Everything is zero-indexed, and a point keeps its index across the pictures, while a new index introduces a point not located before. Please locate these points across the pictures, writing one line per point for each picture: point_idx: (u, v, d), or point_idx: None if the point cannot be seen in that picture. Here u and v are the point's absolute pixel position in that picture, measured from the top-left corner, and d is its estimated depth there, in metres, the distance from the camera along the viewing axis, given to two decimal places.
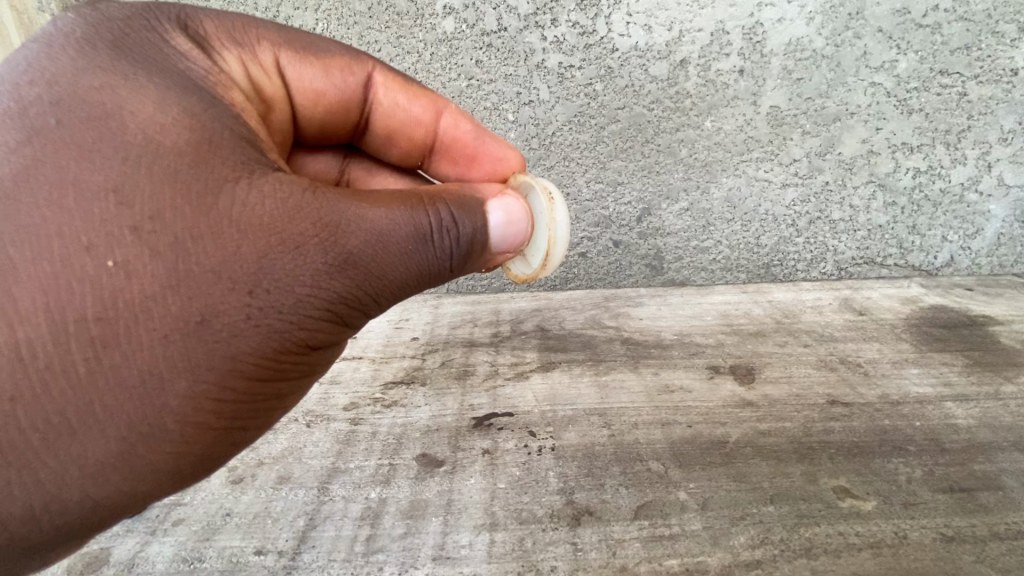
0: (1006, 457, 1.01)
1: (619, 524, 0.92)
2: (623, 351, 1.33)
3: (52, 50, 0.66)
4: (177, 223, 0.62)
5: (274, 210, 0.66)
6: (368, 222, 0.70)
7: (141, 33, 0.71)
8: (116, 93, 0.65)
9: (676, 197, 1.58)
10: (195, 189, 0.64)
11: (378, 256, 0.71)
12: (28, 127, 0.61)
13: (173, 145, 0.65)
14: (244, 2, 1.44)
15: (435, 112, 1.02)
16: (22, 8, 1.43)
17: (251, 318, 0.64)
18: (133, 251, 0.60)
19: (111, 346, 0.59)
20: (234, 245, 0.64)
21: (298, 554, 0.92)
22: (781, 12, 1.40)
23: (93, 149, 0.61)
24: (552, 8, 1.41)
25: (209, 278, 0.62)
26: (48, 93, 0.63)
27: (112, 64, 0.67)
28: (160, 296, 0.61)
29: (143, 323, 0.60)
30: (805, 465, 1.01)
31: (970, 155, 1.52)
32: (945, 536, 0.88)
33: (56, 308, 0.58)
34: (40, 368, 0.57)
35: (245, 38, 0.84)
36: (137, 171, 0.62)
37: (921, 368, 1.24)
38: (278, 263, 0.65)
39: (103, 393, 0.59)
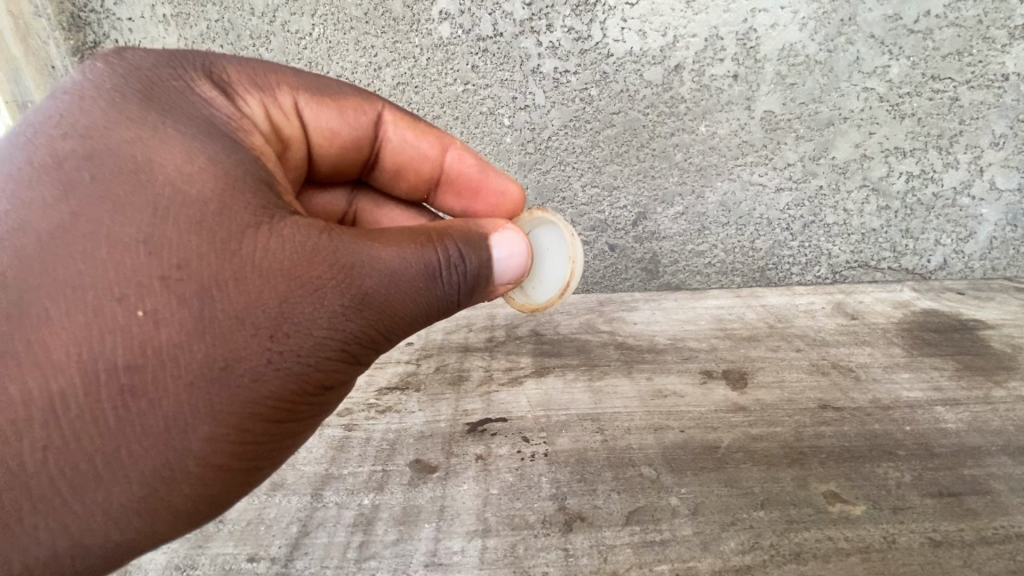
0: (994, 461, 1.02)
1: (610, 530, 0.93)
2: (617, 356, 1.33)
3: (83, 101, 0.68)
4: (203, 270, 0.63)
5: (292, 253, 0.67)
6: (383, 262, 0.71)
7: (167, 81, 0.73)
8: (144, 144, 0.66)
9: (671, 202, 1.59)
10: (219, 235, 0.65)
11: (392, 296, 0.71)
12: (61, 180, 0.63)
13: (198, 193, 0.65)
14: (240, 8, 1.44)
15: (443, 148, 1.03)
16: (18, 13, 1.43)
17: (271, 363, 0.65)
18: (162, 300, 0.61)
19: (138, 394, 0.60)
20: (256, 290, 0.65)
21: (291, 561, 0.92)
22: (774, 18, 1.41)
23: (123, 200, 0.63)
24: (547, 13, 1.41)
25: (232, 323, 0.63)
26: (79, 145, 0.65)
27: (139, 113, 0.68)
28: (187, 343, 0.62)
29: (170, 370, 0.61)
30: (796, 470, 1.01)
31: (962, 160, 1.53)
32: (933, 540, 0.89)
33: (87, 358, 0.59)
34: (72, 417, 0.59)
35: (265, 79, 0.84)
36: (165, 221, 0.63)
37: (912, 372, 1.25)
38: (298, 306, 0.66)
39: (129, 440, 0.60)
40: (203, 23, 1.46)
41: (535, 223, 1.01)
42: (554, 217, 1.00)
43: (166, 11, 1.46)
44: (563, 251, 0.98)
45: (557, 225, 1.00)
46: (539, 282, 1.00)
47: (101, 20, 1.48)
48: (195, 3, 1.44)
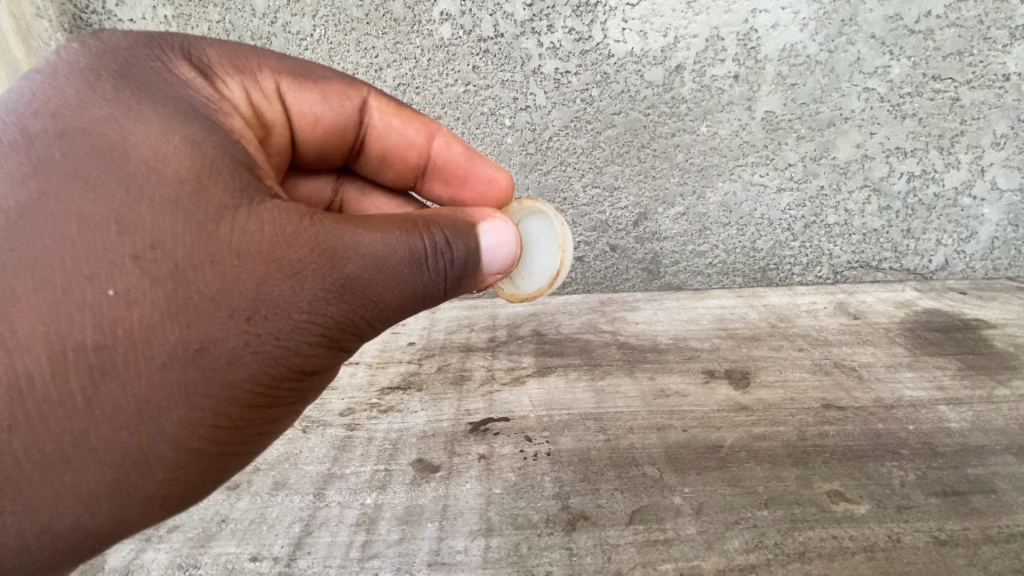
0: (998, 460, 1.02)
1: (614, 529, 0.92)
2: (619, 356, 1.33)
3: (58, 83, 0.67)
4: (178, 252, 0.63)
5: (272, 235, 0.66)
6: (365, 246, 0.70)
7: (145, 61, 0.72)
8: (119, 123, 0.66)
9: (673, 202, 1.59)
10: (195, 217, 0.64)
11: (373, 281, 0.71)
12: (32, 160, 0.63)
13: (173, 174, 0.65)
14: (241, 9, 1.45)
15: (430, 134, 1.03)
16: (20, 14, 1.44)
17: (248, 346, 0.65)
18: (135, 282, 0.61)
19: (108, 375, 0.60)
20: (233, 273, 0.64)
21: (294, 560, 0.92)
22: (775, 19, 1.41)
23: (95, 179, 0.63)
24: (548, 14, 1.42)
25: (207, 306, 0.63)
26: (52, 125, 0.65)
27: (115, 93, 0.67)
28: (159, 325, 0.62)
29: (142, 352, 0.61)
30: (800, 469, 1.01)
31: (963, 160, 1.53)
32: (938, 539, 0.89)
33: (55, 337, 0.60)
34: (39, 396, 0.59)
35: (246, 63, 0.84)
36: (139, 203, 0.63)
37: (915, 371, 1.24)
38: (276, 290, 0.66)
39: (99, 423, 0.61)
40: (204, 24, 1.46)
41: (525, 212, 1.02)
42: (538, 208, 1.01)
43: (166, 12, 1.46)
44: (552, 242, 0.99)
45: (549, 216, 1.00)
46: (529, 272, 1.01)
47: (103, 21, 1.48)
48: (196, 3, 1.45)
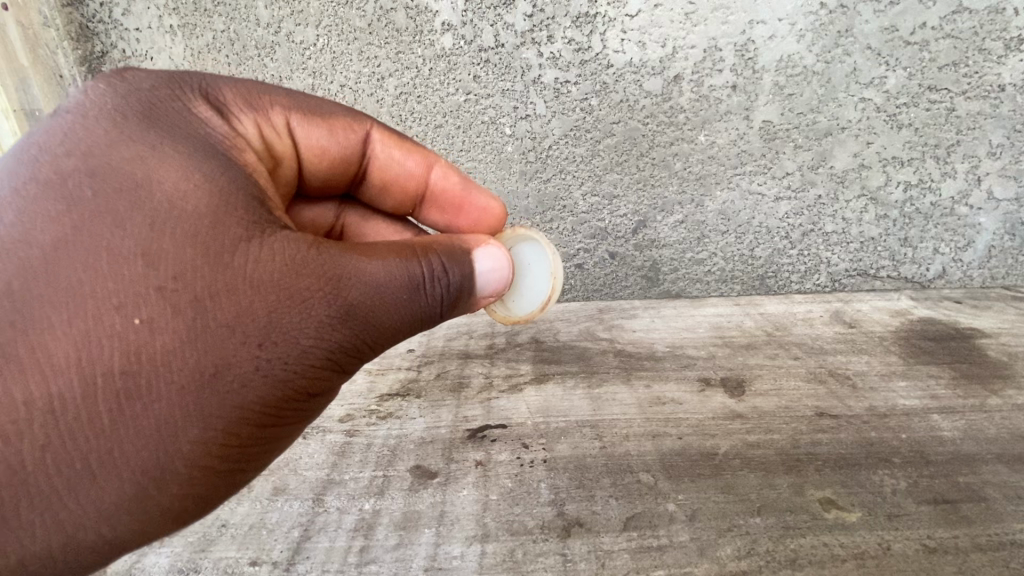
0: (990, 468, 1.03)
1: (608, 535, 0.94)
2: (616, 363, 1.35)
3: (85, 119, 0.69)
4: (197, 283, 0.65)
5: (283, 266, 0.69)
6: (368, 276, 0.72)
7: (166, 101, 0.75)
8: (144, 162, 0.68)
9: (671, 211, 1.61)
10: (213, 249, 0.67)
11: (375, 307, 0.73)
12: (62, 194, 0.64)
13: (194, 211, 0.67)
14: (246, 18, 1.47)
15: (428, 165, 1.05)
16: (27, 23, 1.45)
17: (259, 370, 0.67)
18: (158, 310, 0.63)
19: (133, 398, 0.62)
20: (246, 301, 0.67)
21: (292, 565, 0.93)
22: (772, 30, 1.42)
23: (123, 214, 0.65)
24: (548, 25, 1.43)
25: (223, 332, 0.65)
26: (80, 161, 0.66)
27: (140, 133, 0.70)
28: (179, 350, 0.63)
29: (164, 375, 0.63)
30: (793, 476, 1.02)
31: (959, 170, 1.55)
32: (928, 547, 0.90)
33: (86, 363, 0.61)
34: (69, 418, 0.61)
35: (258, 100, 0.86)
36: (161, 236, 0.65)
37: (909, 380, 1.26)
38: (286, 316, 0.68)
39: (123, 441, 0.62)
40: (209, 34, 1.49)
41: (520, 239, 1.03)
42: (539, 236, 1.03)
43: (173, 21, 1.49)
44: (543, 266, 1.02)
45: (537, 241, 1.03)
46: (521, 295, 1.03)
47: (109, 31, 1.51)
48: (202, 13, 1.47)
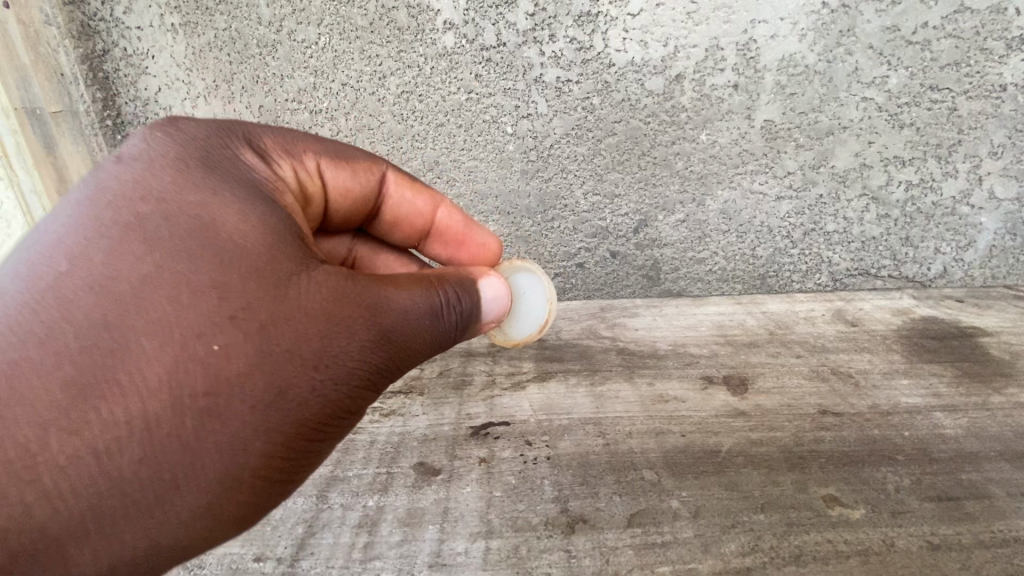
0: (992, 466, 1.03)
1: (612, 532, 0.94)
2: (618, 361, 1.35)
3: (151, 168, 0.73)
4: (264, 309, 0.68)
5: (332, 294, 0.72)
6: (401, 305, 0.76)
7: (219, 150, 0.79)
8: (208, 203, 0.72)
9: (672, 210, 1.61)
10: (274, 279, 0.69)
11: (411, 333, 0.76)
12: (141, 233, 0.67)
13: (257, 246, 0.70)
14: (247, 17, 1.47)
15: (435, 204, 1.07)
16: (28, 21, 1.45)
17: (317, 389, 0.69)
18: (232, 336, 0.66)
19: (212, 417, 0.64)
20: (305, 326, 0.69)
21: (297, 561, 0.94)
22: (774, 29, 1.42)
23: (195, 249, 0.68)
24: (550, 24, 1.43)
25: (288, 355, 0.68)
26: (151, 205, 0.70)
27: (202, 178, 0.74)
28: (251, 371, 0.66)
29: (237, 395, 0.65)
30: (796, 474, 1.02)
31: (961, 169, 1.55)
32: (932, 544, 0.90)
33: (170, 386, 0.63)
34: (156, 438, 0.62)
35: (286, 144, 0.87)
36: (229, 268, 0.68)
37: (911, 379, 1.26)
38: (338, 339, 0.70)
39: (202, 456, 0.64)
40: (211, 32, 1.49)
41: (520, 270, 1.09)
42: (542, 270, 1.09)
43: (174, 20, 1.49)
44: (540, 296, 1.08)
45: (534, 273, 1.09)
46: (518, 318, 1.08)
47: (111, 29, 1.52)
48: (203, 11, 1.47)
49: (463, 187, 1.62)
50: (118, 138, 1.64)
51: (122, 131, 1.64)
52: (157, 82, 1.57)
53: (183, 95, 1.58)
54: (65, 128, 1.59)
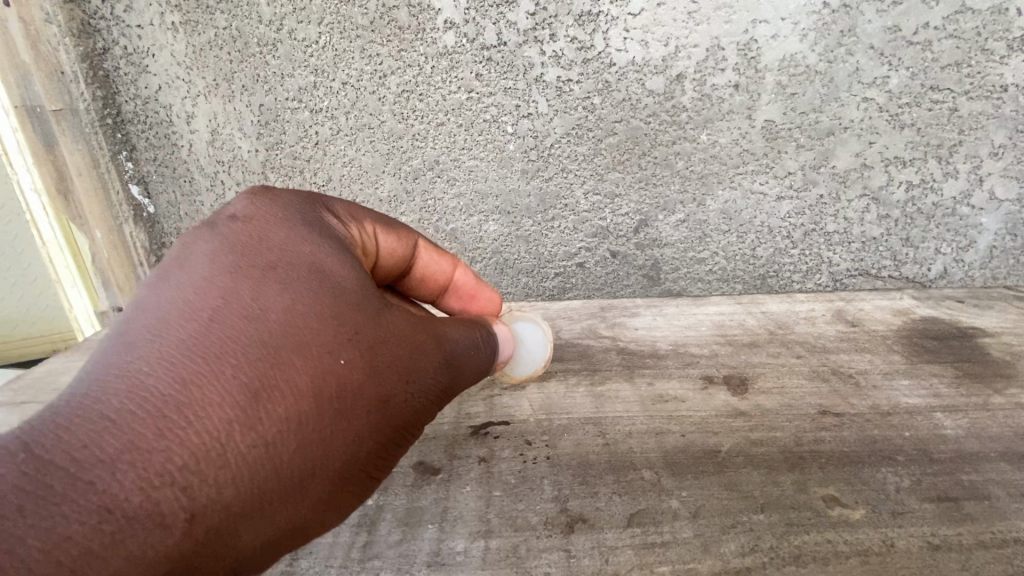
0: (993, 466, 1.03)
1: (612, 532, 0.93)
2: (619, 361, 1.35)
3: (257, 221, 0.83)
4: (369, 333, 0.79)
5: (408, 326, 0.86)
6: (450, 335, 0.93)
7: (302, 207, 0.90)
8: (312, 248, 0.83)
9: (673, 210, 1.61)
10: (371, 310, 0.82)
11: (463, 360, 0.92)
12: (269, 268, 0.77)
13: (356, 284, 0.83)
14: (248, 15, 1.46)
15: (455, 267, 1.17)
16: (29, 20, 1.47)
17: (404, 401, 0.82)
18: (350, 353, 0.76)
19: (338, 419, 0.73)
20: (396, 349, 0.82)
21: (296, 560, 0.94)
22: (775, 29, 1.42)
23: (313, 283, 0.78)
24: (550, 23, 1.43)
25: (387, 371, 0.80)
26: (270, 247, 0.80)
27: (302, 229, 0.85)
28: (363, 383, 0.77)
29: (356, 402, 0.75)
30: (796, 474, 1.02)
31: (962, 170, 1.55)
32: (932, 544, 0.90)
33: (311, 391, 0.71)
34: (299, 435, 0.69)
35: (341, 215, 0.95)
36: (341, 298, 0.79)
37: (912, 379, 1.26)
38: (417, 362, 0.84)
39: (329, 452, 0.72)
40: (211, 31, 1.49)
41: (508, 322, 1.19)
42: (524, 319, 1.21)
43: (175, 18, 1.48)
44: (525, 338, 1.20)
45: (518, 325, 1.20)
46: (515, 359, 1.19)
47: (111, 27, 1.51)
48: (204, 10, 1.47)
49: (464, 186, 1.62)
50: (119, 137, 1.64)
51: (123, 129, 1.64)
52: (158, 80, 1.56)
53: (183, 94, 1.57)
54: (65, 125, 1.60)
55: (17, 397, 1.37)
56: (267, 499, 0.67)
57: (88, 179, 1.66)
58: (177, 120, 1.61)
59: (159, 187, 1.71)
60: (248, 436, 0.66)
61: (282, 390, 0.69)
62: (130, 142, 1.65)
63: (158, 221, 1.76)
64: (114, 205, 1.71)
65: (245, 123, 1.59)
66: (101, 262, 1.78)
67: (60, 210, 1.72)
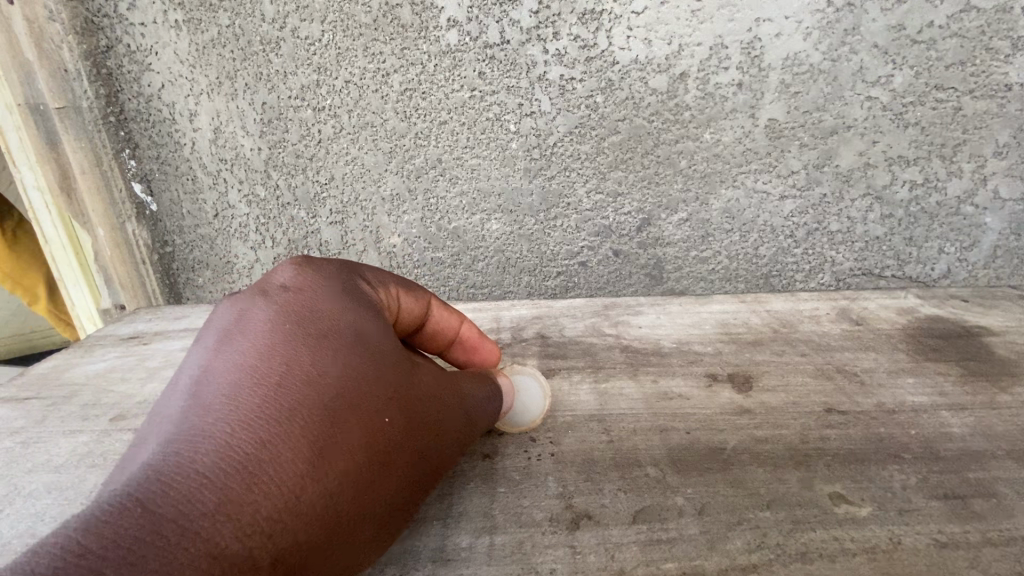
0: (999, 465, 1.03)
1: (617, 528, 0.93)
2: (622, 359, 1.34)
3: (307, 289, 0.89)
4: (410, 391, 0.85)
5: (440, 383, 0.92)
6: (470, 392, 0.98)
7: (341, 273, 0.96)
8: (357, 313, 0.88)
9: (675, 208, 1.61)
10: (411, 369, 0.88)
11: (483, 414, 0.98)
12: (323, 332, 0.82)
13: (396, 345, 0.89)
14: (250, 13, 1.46)
15: (460, 321, 1.15)
16: (33, 17, 1.47)
17: (438, 453, 0.87)
18: (397, 410, 0.81)
19: (389, 472, 0.79)
20: (432, 406, 0.88)
21: None
22: (779, 28, 1.41)
23: (362, 344, 0.84)
24: (553, 22, 1.42)
25: (426, 426, 0.86)
26: (321, 311, 0.85)
27: (346, 295, 0.91)
28: (409, 437, 0.82)
29: (401, 454, 0.81)
30: (801, 472, 1.02)
31: (966, 169, 1.54)
32: (939, 542, 0.89)
33: (368, 445, 0.76)
34: (358, 486, 0.74)
35: (369, 277, 1.00)
36: (386, 358, 0.85)
37: (916, 378, 1.25)
38: (448, 416, 0.90)
39: (381, 501, 0.78)
40: (214, 29, 1.48)
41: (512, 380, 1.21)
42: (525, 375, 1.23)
43: (177, 17, 1.48)
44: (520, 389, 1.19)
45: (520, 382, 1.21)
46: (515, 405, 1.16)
47: (114, 25, 1.51)
48: (206, 8, 1.46)
49: (466, 185, 1.61)
50: (122, 135, 1.63)
51: (125, 127, 1.62)
52: (160, 78, 1.56)
53: (185, 92, 1.57)
54: (68, 123, 1.60)
55: (19, 393, 1.36)
56: (334, 549, 0.72)
57: (91, 178, 1.67)
58: (179, 118, 1.60)
59: (162, 186, 1.69)
60: (319, 489, 0.70)
61: (345, 442, 0.74)
62: (133, 140, 1.64)
63: (160, 220, 1.74)
64: (116, 204, 1.71)
65: (248, 121, 1.59)
66: (105, 260, 1.79)
67: (64, 208, 1.73)
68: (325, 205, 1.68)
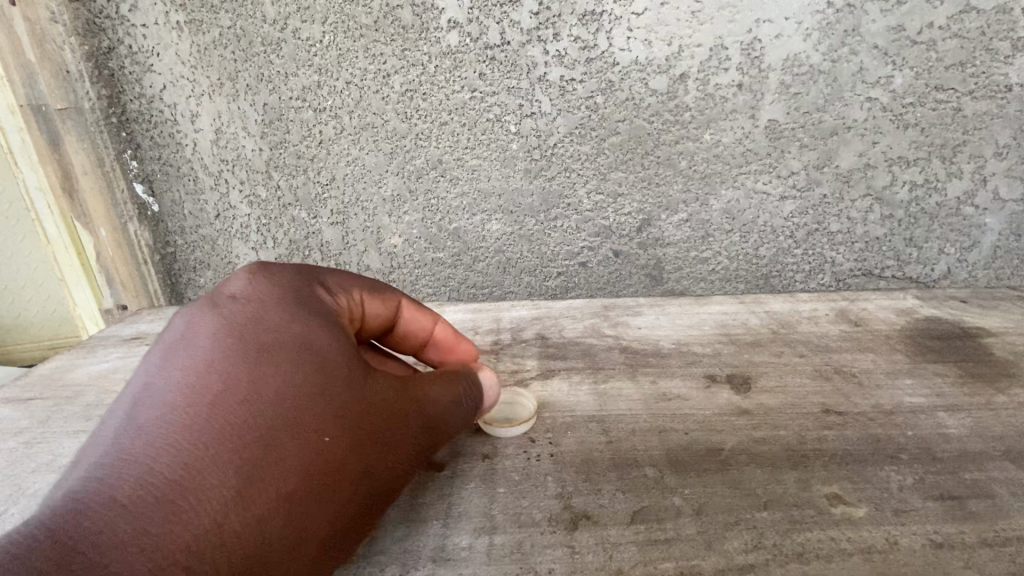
0: (996, 466, 1.03)
1: (615, 528, 0.94)
2: (622, 359, 1.35)
3: (256, 302, 0.90)
4: (356, 406, 0.85)
5: (395, 394, 0.91)
6: (437, 393, 0.96)
7: (296, 283, 0.96)
8: (306, 326, 0.88)
9: (675, 209, 1.61)
10: (361, 383, 0.87)
11: (449, 419, 0.96)
12: (265, 349, 0.83)
13: (347, 358, 0.88)
14: (252, 15, 1.46)
15: (433, 320, 1.16)
16: (35, 19, 1.48)
17: (389, 468, 0.87)
18: (339, 428, 0.82)
19: (327, 491, 0.79)
20: (383, 420, 0.87)
21: None
22: (779, 29, 1.42)
23: (305, 361, 0.84)
24: (553, 23, 1.43)
25: (374, 441, 0.85)
26: (267, 327, 0.86)
27: (297, 307, 0.91)
28: (352, 455, 0.82)
29: (343, 472, 0.81)
30: (799, 472, 1.02)
31: (966, 170, 1.55)
32: (935, 542, 0.90)
33: (301, 467, 0.77)
34: (291, 507, 0.75)
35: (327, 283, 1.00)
36: (331, 374, 0.85)
37: (915, 378, 1.26)
38: (402, 429, 0.89)
39: (320, 520, 0.78)
40: (216, 30, 1.49)
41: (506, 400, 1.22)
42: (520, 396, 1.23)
43: (179, 18, 1.48)
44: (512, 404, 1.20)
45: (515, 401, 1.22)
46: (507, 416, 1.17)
47: (116, 26, 1.51)
48: (208, 9, 1.47)
49: (467, 185, 1.62)
50: (123, 136, 1.64)
51: (127, 128, 1.63)
52: (162, 79, 1.57)
53: (187, 93, 1.57)
54: (70, 124, 1.60)
55: (24, 393, 1.37)
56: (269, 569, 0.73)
57: (93, 179, 1.67)
58: (181, 119, 1.61)
59: (164, 186, 1.70)
60: (243, 512, 0.72)
61: (275, 463, 0.76)
62: (135, 141, 1.65)
63: (162, 220, 1.75)
64: (118, 204, 1.71)
65: (250, 123, 1.59)
66: (105, 261, 1.79)
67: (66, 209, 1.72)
68: (326, 206, 1.68)
